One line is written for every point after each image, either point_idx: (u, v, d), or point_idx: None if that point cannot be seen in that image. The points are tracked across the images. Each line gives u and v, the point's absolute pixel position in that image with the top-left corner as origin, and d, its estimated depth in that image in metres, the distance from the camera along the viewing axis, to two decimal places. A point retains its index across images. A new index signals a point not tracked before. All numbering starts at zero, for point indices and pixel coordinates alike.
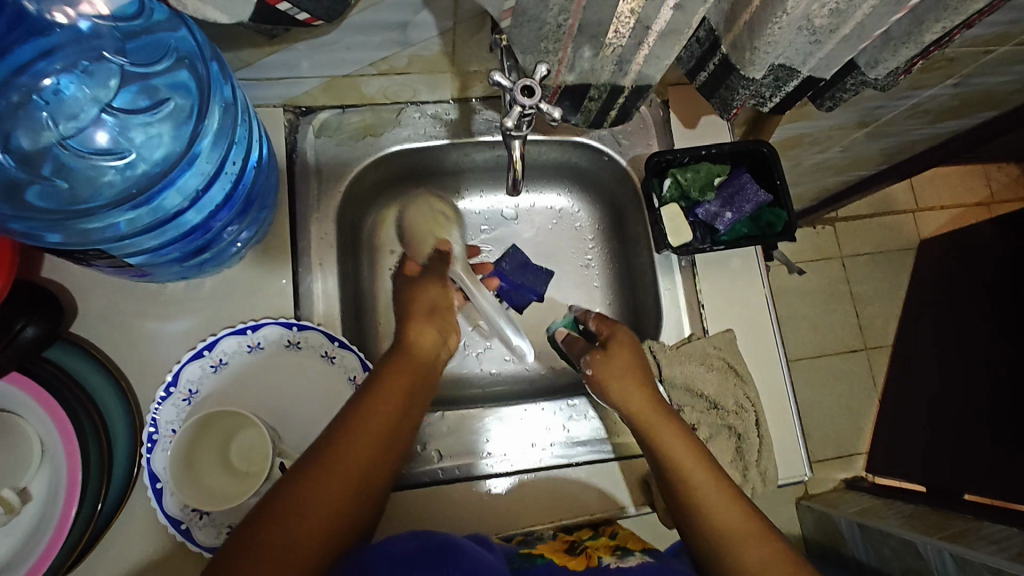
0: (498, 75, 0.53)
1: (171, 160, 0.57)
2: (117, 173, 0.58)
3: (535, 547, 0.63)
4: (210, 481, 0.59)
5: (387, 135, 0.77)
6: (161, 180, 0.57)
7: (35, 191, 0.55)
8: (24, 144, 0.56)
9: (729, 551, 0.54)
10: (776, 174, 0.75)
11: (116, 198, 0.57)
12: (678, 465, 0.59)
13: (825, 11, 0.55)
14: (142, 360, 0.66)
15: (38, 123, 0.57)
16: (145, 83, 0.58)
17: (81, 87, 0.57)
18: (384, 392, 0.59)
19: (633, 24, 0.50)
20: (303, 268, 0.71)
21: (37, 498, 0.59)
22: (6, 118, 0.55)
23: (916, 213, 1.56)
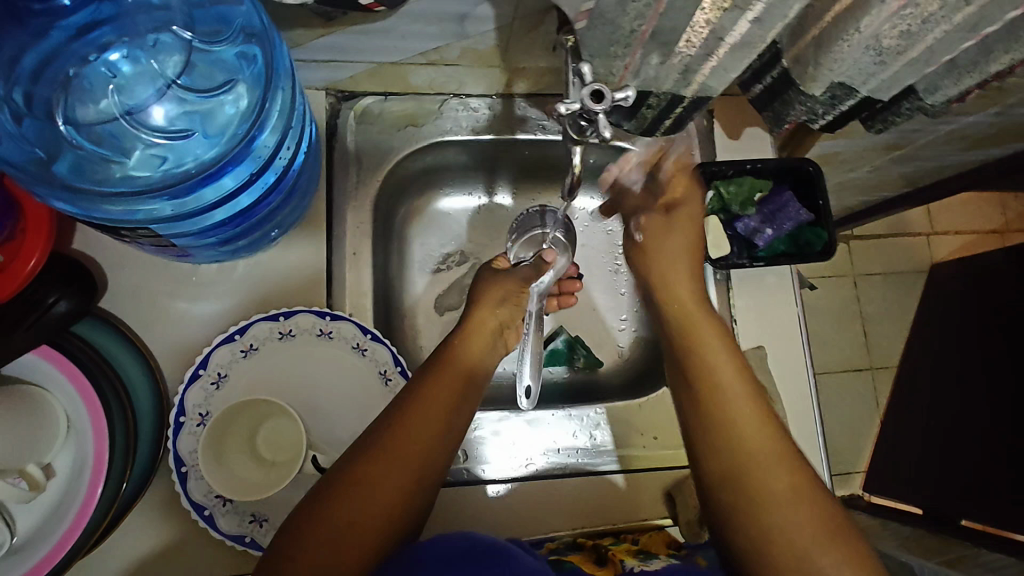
0: (584, 66, 0.48)
1: (225, 148, 0.55)
2: (163, 161, 0.56)
3: (567, 556, 0.63)
4: (238, 468, 0.58)
5: (429, 127, 0.75)
6: (212, 166, 0.55)
7: (69, 161, 0.54)
8: (77, 113, 0.55)
9: (768, 495, 0.56)
10: (819, 195, 0.75)
11: (157, 186, 0.54)
12: (728, 403, 0.61)
13: (896, 32, 0.53)
14: (170, 340, 0.65)
15: (92, 95, 0.56)
16: (204, 61, 0.56)
17: (136, 59, 0.56)
18: (432, 388, 0.59)
19: (707, 35, 0.49)
20: (337, 257, 0.70)
21: (61, 474, 0.57)
22: (61, 85, 0.55)
23: (930, 236, 1.54)
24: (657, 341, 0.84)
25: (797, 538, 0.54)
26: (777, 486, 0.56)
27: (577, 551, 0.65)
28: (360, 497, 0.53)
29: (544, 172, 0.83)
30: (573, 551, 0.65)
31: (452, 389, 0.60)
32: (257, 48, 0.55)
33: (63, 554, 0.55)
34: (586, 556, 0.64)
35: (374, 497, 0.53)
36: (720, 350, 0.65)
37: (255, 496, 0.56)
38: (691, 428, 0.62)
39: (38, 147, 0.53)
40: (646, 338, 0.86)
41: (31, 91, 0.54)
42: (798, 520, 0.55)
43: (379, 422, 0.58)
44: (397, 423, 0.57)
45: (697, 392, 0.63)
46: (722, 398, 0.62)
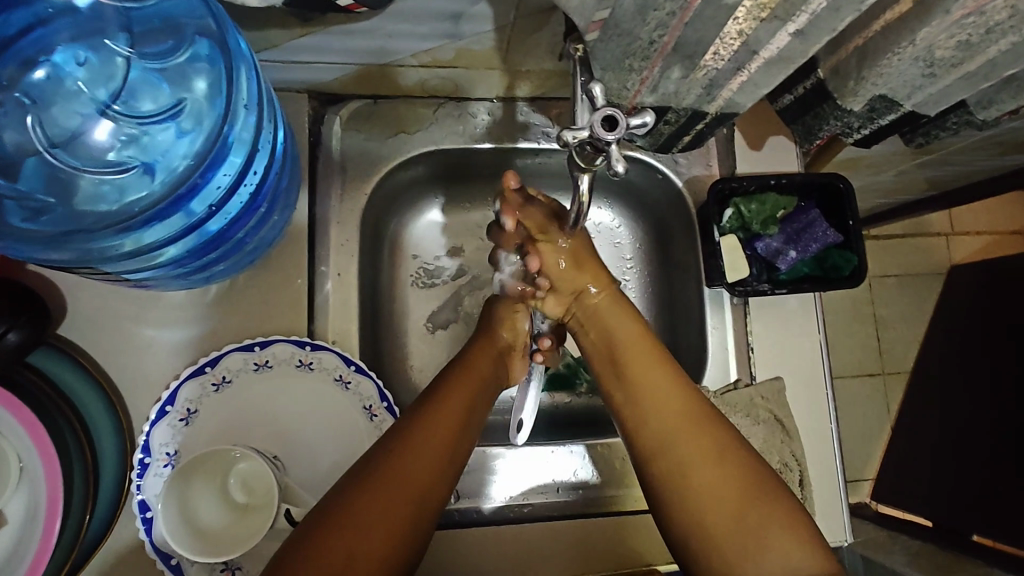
0: (597, 85, 0.41)
1: (200, 156, 0.51)
2: (146, 179, 0.51)
3: None
4: (207, 523, 0.53)
5: (422, 134, 0.68)
6: (189, 180, 0.50)
7: (12, 207, 0.49)
8: (5, 141, 0.50)
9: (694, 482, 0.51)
10: (849, 215, 0.68)
11: (141, 210, 0.50)
12: (672, 445, 0.54)
13: (953, 42, 0.45)
14: (136, 370, 0.59)
15: (24, 123, 0.51)
16: (145, 68, 0.52)
17: (71, 77, 0.51)
18: (445, 406, 0.55)
19: (737, 47, 0.42)
20: (319, 278, 0.64)
21: (12, 522, 0.53)
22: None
23: (951, 236, 1.40)
24: None
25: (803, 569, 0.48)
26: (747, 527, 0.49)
27: None
28: (369, 516, 0.46)
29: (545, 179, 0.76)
30: None
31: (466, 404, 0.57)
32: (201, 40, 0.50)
33: None
34: None
35: (371, 523, 0.46)
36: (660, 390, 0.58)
37: (229, 551, 0.51)
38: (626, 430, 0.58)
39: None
40: None
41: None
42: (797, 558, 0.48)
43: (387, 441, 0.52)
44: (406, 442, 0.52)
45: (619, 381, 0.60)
46: (667, 447, 0.54)
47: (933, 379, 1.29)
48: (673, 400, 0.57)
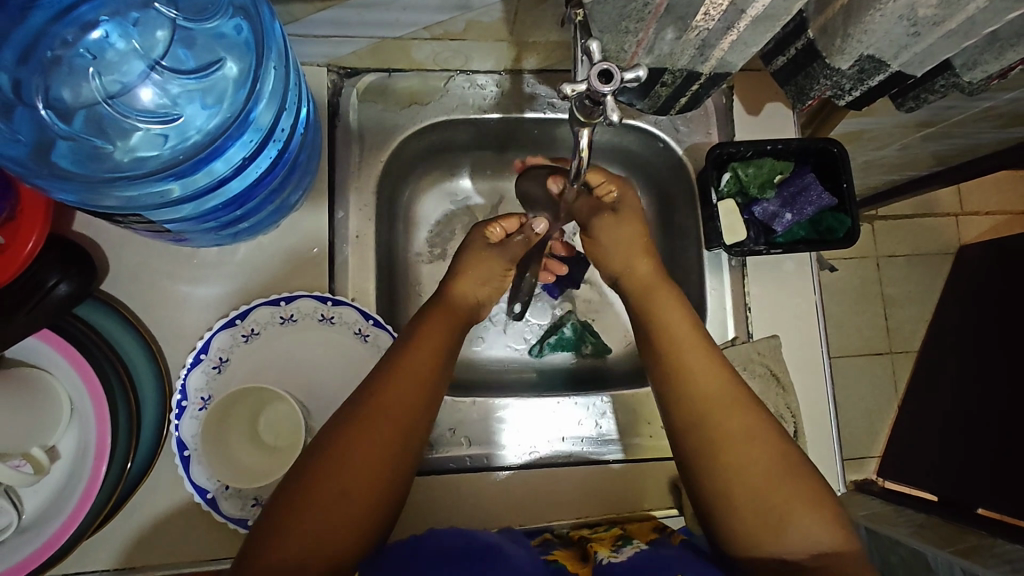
0: (593, 42, 0.45)
1: (223, 126, 0.55)
2: (161, 138, 0.56)
3: (551, 553, 0.60)
4: (256, 462, 0.58)
5: (433, 106, 0.72)
6: (213, 144, 0.54)
7: (67, 151, 0.54)
8: (63, 98, 0.55)
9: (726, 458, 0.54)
10: (844, 177, 0.71)
11: (163, 168, 0.54)
12: (715, 426, 0.56)
13: (935, 1, 0.48)
14: (173, 323, 0.64)
15: (80, 79, 0.55)
16: (188, 39, 0.56)
17: (125, 42, 0.56)
18: (394, 389, 0.54)
19: (726, 7, 0.45)
20: (339, 239, 0.68)
21: (65, 458, 0.58)
22: (44, 68, 0.54)
23: (960, 216, 1.41)
24: None
25: (818, 553, 0.52)
26: (794, 512, 0.52)
27: (566, 545, 0.62)
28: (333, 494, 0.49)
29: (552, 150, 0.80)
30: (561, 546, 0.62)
31: (415, 397, 0.55)
32: (246, 21, 0.54)
33: (69, 535, 0.56)
34: (572, 550, 0.61)
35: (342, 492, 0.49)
36: (706, 369, 0.58)
37: (277, 475, 0.56)
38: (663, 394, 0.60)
39: (30, 130, 0.53)
40: None
41: (19, 76, 0.53)
42: (816, 534, 0.52)
43: (315, 459, 0.51)
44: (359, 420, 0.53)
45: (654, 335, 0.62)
46: (711, 436, 0.55)
47: (939, 355, 1.31)
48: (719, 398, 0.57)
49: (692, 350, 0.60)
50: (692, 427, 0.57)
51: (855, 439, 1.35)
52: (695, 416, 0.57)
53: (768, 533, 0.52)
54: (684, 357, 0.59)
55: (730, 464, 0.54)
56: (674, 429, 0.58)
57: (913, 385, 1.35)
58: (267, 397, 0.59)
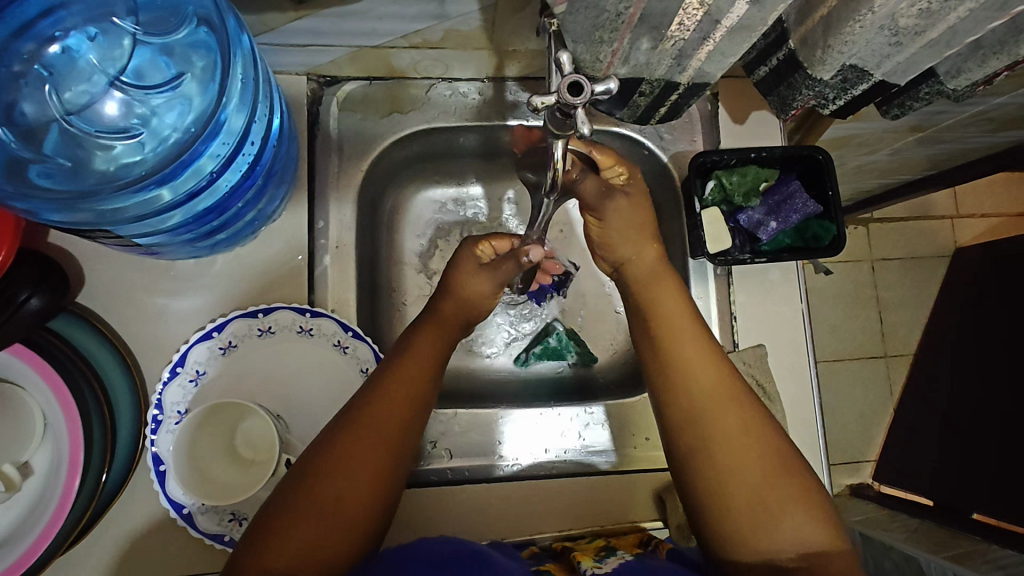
0: (564, 54, 0.44)
1: (194, 133, 0.54)
2: (134, 149, 0.55)
3: (543, 564, 0.60)
4: (232, 480, 0.57)
5: (415, 114, 0.72)
6: (186, 152, 0.54)
7: (35, 169, 0.53)
8: (27, 113, 0.54)
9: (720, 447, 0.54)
10: (829, 185, 0.70)
11: (143, 176, 0.54)
12: (708, 420, 0.55)
13: (914, 11, 0.47)
14: (151, 336, 0.63)
15: (44, 94, 0.55)
16: (153, 50, 0.56)
17: (89, 56, 0.55)
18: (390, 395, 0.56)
19: (700, 17, 0.45)
20: (319, 250, 0.67)
21: (38, 473, 0.57)
22: (8, 85, 0.53)
23: (954, 219, 1.40)
24: None
25: (804, 552, 0.50)
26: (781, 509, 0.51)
27: (553, 558, 0.62)
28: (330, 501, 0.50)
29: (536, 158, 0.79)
30: (552, 558, 0.62)
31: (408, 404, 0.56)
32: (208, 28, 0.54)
33: (39, 554, 0.54)
34: (561, 562, 0.61)
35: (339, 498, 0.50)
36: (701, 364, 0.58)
37: (251, 492, 0.55)
38: (659, 378, 0.59)
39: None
40: None
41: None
42: (806, 531, 0.51)
43: (311, 463, 0.52)
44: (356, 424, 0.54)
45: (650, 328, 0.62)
46: (703, 431, 0.55)
47: (934, 359, 1.30)
48: (714, 383, 0.57)
49: (687, 347, 0.59)
50: (682, 422, 0.56)
51: (850, 444, 1.35)
52: (688, 410, 0.56)
53: (754, 530, 0.51)
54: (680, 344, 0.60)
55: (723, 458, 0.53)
56: (667, 418, 0.58)
57: (908, 390, 1.34)
58: (239, 412, 0.58)
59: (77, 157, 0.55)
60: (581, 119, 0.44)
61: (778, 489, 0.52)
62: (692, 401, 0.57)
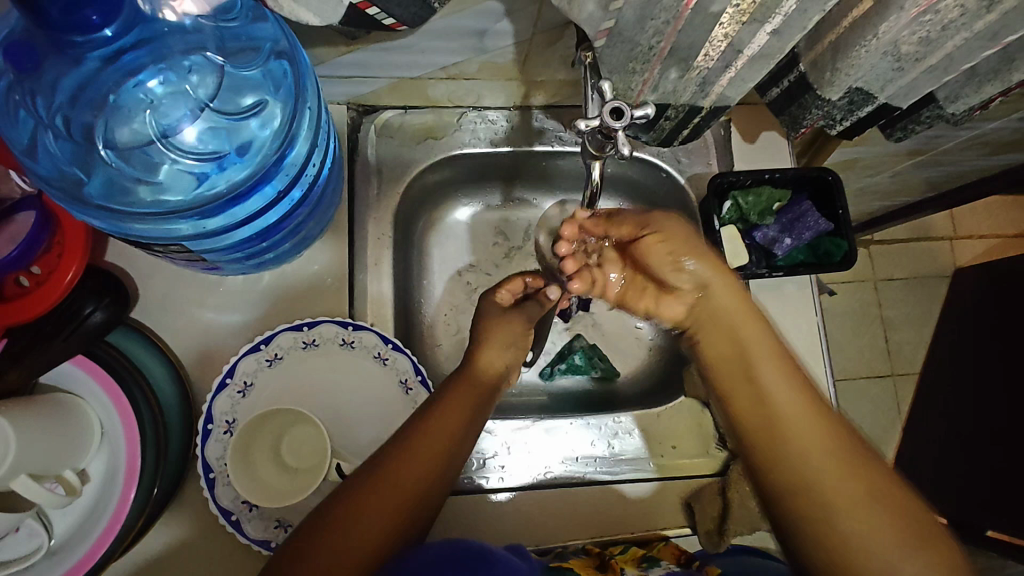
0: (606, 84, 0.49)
1: (260, 166, 0.57)
2: (196, 175, 0.56)
3: (566, 561, 0.63)
4: (290, 484, 0.60)
5: (448, 140, 0.77)
6: (251, 181, 0.57)
7: (105, 187, 0.54)
8: (105, 134, 0.54)
9: (813, 458, 0.52)
10: (840, 204, 0.74)
11: (206, 203, 0.55)
12: (794, 436, 0.53)
13: (915, 38, 0.52)
14: (199, 349, 0.66)
15: (123, 116, 0.54)
16: (237, 81, 0.56)
17: (171, 82, 0.54)
18: (448, 408, 0.60)
19: (724, 48, 0.50)
20: (358, 268, 0.71)
21: (95, 479, 0.59)
22: (93, 107, 0.53)
23: (953, 240, 1.44)
24: (674, 352, 0.84)
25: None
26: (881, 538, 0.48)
27: (582, 556, 0.64)
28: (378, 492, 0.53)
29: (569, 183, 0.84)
30: (574, 556, 0.65)
31: (433, 453, 0.57)
32: (291, 65, 0.55)
33: (96, 559, 0.57)
34: (590, 560, 0.63)
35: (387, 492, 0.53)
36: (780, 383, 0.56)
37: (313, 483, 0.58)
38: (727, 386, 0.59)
39: (70, 163, 0.54)
40: (663, 347, 0.86)
41: (66, 113, 0.53)
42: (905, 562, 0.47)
43: (362, 471, 0.55)
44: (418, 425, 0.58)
45: (729, 325, 0.61)
46: (796, 449, 0.53)
47: (941, 377, 1.33)
48: (790, 390, 0.56)
49: (767, 358, 0.58)
50: (773, 440, 0.54)
51: None
52: (769, 426, 0.55)
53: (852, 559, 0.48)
54: (757, 360, 0.58)
55: (820, 490, 0.51)
56: (748, 430, 0.56)
57: (915, 407, 1.37)
58: (288, 418, 0.61)
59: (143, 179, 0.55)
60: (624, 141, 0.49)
61: (884, 504, 0.50)
62: (771, 426, 0.55)
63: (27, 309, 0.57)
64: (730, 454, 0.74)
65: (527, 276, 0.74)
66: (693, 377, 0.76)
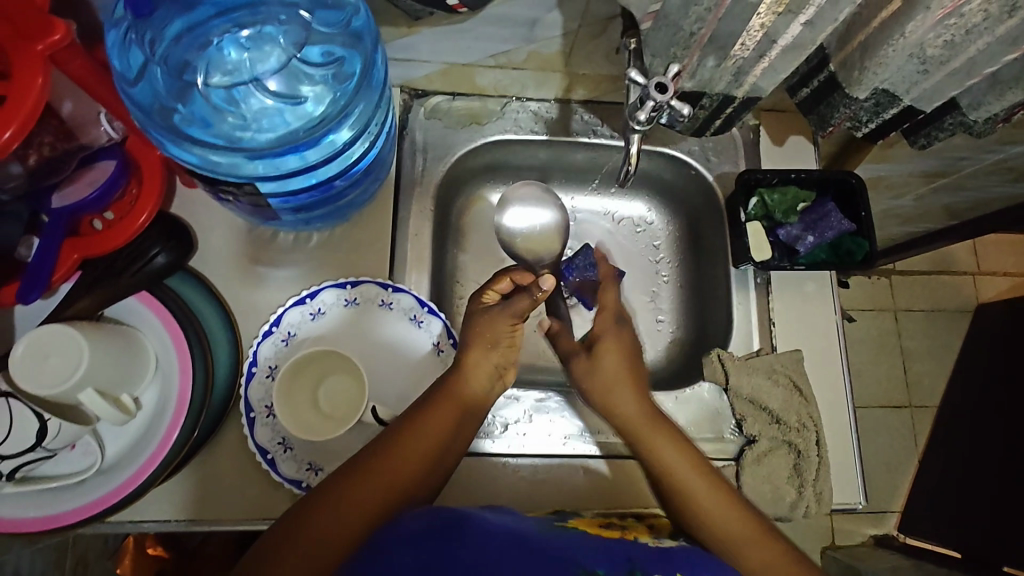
0: (634, 72, 0.55)
1: (322, 122, 0.61)
2: (271, 123, 0.61)
3: (571, 520, 0.61)
4: (345, 414, 0.65)
5: (491, 125, 0.82)
6: (313, 135, 0.61)
7: (186, 118, 0.59)
8: (198, 72, 0.59)
9: (716, 519, 0.58)
10: (862, 205, 0.77)
11: (272, 145, 0.60)
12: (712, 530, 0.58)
13: (940, 42, 0.56)
14: (249, 299, 0.71)
15: (217, 62, 0.60)
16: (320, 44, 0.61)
17: (265, 40, 0.60)
18: (438, 408, 0.61)
19: (760, 38, 0.54)
20: (400, 237, 0.76)
21: (146, 409, 0.63)
22: (193, 50, 0.59)
23: (976, 275, 1.45)
24: (694, 345, 0.87)
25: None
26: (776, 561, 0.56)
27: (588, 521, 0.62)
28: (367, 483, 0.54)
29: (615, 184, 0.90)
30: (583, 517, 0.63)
31: (424, 448, 0.58)
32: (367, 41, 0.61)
33: (137, 484, 0.61)
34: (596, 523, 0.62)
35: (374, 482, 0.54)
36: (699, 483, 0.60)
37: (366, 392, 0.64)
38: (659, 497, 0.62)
39: (163, 96, 0.58)
40: (683, 340, 0.88)
41: (169, 51, 0.58)
42: None
43: (352, 464, 0.56)
44: (409, 422, 0.59)
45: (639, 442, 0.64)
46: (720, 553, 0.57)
47: (959, 410, 1.33)
48: (706, 486, 0.60)
49: (696, 477, 0.60)
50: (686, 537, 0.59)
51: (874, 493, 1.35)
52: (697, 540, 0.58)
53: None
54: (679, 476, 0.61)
55: (722, 529, 0.57)
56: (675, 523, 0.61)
57: (932, 440, 1.37)
58: (303, 379, 0.65)
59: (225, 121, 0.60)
60: (675, 104, 0.55)
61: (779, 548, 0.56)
62: (682, 505, 0.60)
63: (99, 244, 0.63)
64: (747, 439, 0.75)
65: (517, 272, 0.70)
66: (714, 363, 0.77)
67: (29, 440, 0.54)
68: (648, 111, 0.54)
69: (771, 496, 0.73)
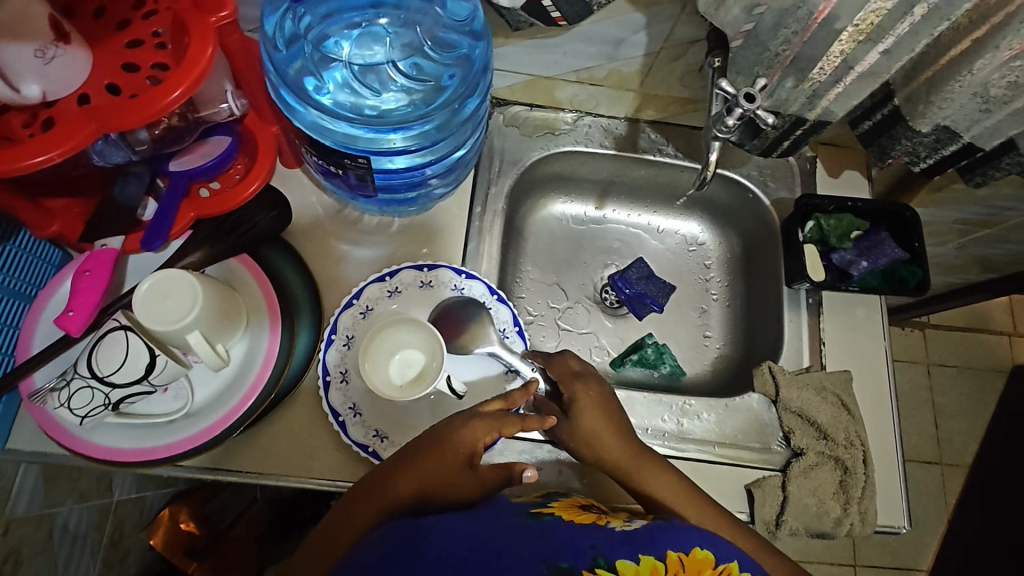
0: (726, 83, 0.61)
1: (424, 111, 0.67)
2: (381, 101, 0.67)
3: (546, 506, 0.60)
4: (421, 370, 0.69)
5: (564, 137, 0.88)
6: (414, 120, 0.67)
7: (311, 83, 0.66)
8: (332, 48, 0.67)
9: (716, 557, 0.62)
10: (915, 237, 0.81)
11: (377, 122, 0.66)
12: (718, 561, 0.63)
13: (1004, 82, 0.60)
14: (332, 272, 0.76)
15: (350, 42, 0.68)
16: (442, 43, 0.68)
17: (396, 31, 0.68)
18: (441, 449, 0.59)
19: (838, 64, 0.59)
20: (471, 232, 0.81)
21: (234, 362, 0.68)
22: (334, 29, 0.67)
23: (1013, 337, 1.45)
24: (740, 363, 0.90)
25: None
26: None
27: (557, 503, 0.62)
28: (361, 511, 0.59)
29: (678, 201, 0.95)
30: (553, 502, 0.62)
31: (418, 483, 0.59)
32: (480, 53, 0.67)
33: (220, 430, 0.65)
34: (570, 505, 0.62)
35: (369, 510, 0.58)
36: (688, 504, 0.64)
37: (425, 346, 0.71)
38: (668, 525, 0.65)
39: (299, 62, 0.66)
40: (729, 356, 0.91)
41: (315, 26, 0.67)
42: None
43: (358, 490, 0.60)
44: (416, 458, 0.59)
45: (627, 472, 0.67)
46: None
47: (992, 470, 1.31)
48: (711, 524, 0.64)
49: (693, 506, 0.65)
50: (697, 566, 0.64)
51: (899, 547, 1.33)
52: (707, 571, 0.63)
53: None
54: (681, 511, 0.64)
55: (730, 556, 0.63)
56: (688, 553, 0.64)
57: (963, 499, 1.34)
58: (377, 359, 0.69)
59: (343, 90, 0.66)
60: (761, 112, 0.61)
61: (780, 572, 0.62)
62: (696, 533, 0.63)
63: (211, 207, 0.68)
64: (794, 452, 0.77)
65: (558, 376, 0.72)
66: (765, 375, 0.79)
67: (139, 372, 0.59)
68: (738, 117, 0.61)
69: (815, 509, 0.74)
